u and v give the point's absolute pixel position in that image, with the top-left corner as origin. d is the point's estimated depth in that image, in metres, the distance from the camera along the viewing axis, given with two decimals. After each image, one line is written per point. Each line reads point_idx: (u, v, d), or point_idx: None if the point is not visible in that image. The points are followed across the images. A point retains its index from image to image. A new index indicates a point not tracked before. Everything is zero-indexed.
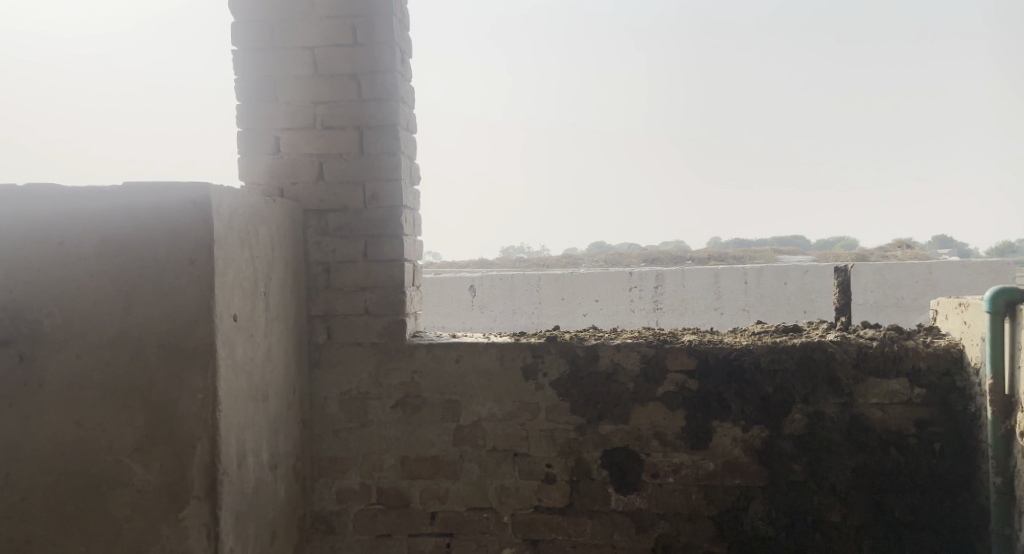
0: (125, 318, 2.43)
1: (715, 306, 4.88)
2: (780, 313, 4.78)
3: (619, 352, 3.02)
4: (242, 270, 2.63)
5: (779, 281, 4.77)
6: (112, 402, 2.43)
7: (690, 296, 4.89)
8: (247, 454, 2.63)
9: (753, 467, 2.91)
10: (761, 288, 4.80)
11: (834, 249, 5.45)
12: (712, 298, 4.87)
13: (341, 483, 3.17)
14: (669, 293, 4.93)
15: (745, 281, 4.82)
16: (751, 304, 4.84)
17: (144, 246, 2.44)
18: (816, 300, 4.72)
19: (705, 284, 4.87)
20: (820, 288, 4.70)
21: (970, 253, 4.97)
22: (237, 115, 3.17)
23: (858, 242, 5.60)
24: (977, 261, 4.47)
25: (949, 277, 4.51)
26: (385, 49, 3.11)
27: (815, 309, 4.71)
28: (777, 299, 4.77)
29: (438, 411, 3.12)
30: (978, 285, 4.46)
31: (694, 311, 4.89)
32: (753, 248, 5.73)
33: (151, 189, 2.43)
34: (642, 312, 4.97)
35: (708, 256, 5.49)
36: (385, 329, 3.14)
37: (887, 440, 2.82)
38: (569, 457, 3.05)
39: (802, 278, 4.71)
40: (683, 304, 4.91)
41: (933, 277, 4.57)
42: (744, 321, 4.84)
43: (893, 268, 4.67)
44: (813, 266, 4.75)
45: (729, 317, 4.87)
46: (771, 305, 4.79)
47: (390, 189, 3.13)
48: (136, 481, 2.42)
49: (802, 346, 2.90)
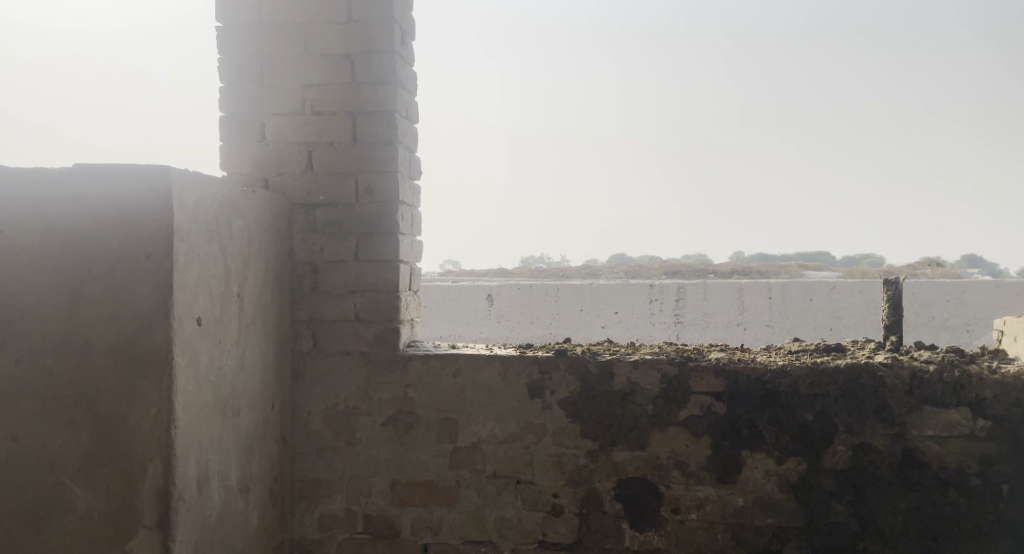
0: (71, 319, 2.12)
1: (738, 322, 4.52)
2: (803, 330, 4.42)
3: (637, 370, 2.67)
4: (210, 268, 2.31)
5: (805, 298, 4.41)
6: (52, 416, 2.11)
7: (713, 310, 4.53)
8: (210, 476, 2.31)
9: (788, 505, 2.56)
10: (786, 304, 4.42)
11: (860, 265, 5.05)
12: (735, 313, 4.50)
13: (325, 508, 2.85)
14: (690, 307, 4.55)
15: (770, 297, 4.45)
16: (775, 320, 4.46)
17: (95, 237, 2.13)
18: (842, 317, 4.36)
19: (728, 299, 4.51)
20: (848, 306, 4.34)
21: (1001, 273, 4.60)
22: (220, 98, 2.87)
23: (884, 259, 5.19)
24: (1012, 282, 4.02)
25: (979, 296, 4.05)
26: (382, 26, 2.80)
27: (840, 326, 4.37)
28: (803, 314, 4.40)
29: (433, 430, 2.79)
30: (1012, 306, 4.04)
31: (715, 327, 4.52)
32: (775, 263, 5.35)
33: (104, 173, 2.13)
34: (663, 325, 4.56)
35: (732, 268, 4.96)
36: (376, 338, 2.82)
37: (946, 479, 2.46)
38: (578, 487, 2.70)
39: (828, 295, 4.37)
40: (705, 319, 4.53)
41: (965, 296, 4.07)
42: (768, 338, 4.46)
43: (925, 286, 4.13)
44: (840, 282, 4.40)
45: (752, 333, 4.48)
46: (795, 321, 4.43)
47: (385, 182, 2.81)
48: (77, 508, 2.11)
49: (847, 368, 2.54)
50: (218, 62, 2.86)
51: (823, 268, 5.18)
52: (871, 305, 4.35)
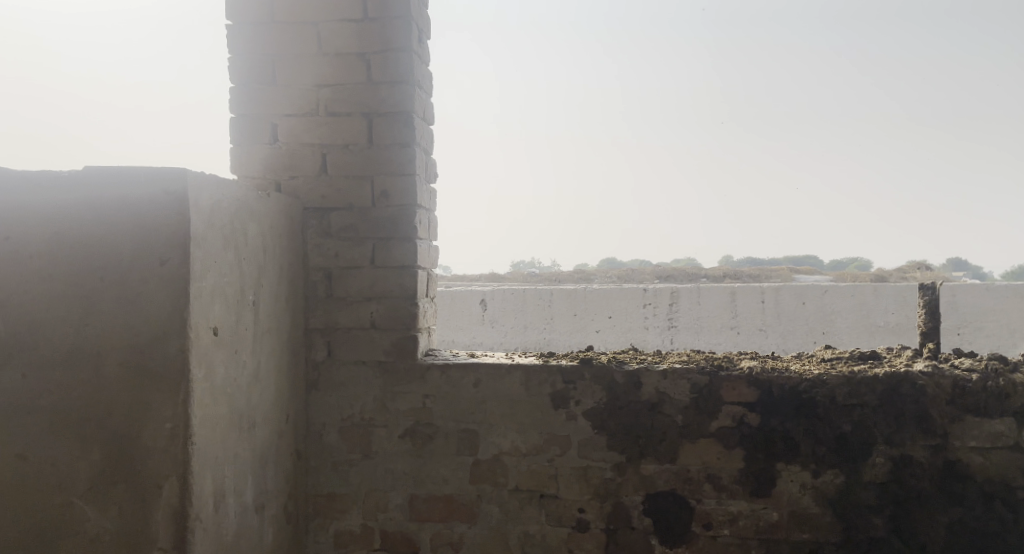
0: (82, 329, 2.01)
1: (731, 325, 4.36)
2: (797, 334, 4.24)
3: (666, 380, 2.58)
4: (225, 275, 2.20)
5: (797, 302, 4.22)
6: (62, 431, 2.00)
7: (706, 314, 4.36)
8: (227, 493, 2.20)
9: (825, 519, 2.47)
10: (778, 308, 4.24)
11: (849, 268, 4.98)
12: (728, 316, 4.35)
13: (340, 524, 2.74)
14: (683, 312, 4.37)
15: (763, 301, 4.28)
16: (769, 323, 4.29)
17: (106, 243, 2.02)
18: (836, 321, 4.16)
19: (721, 303, 4.35)
20: (841, 309, 4.15)
21: (987, 276, 4.48)
22: (230, 99, 2.77)
23: (870, 261, 5.10)
24: (1000, 284, 3.84)
25: (973, 300, 3.88)
26: (400, 24, 2.70)
27: (835, 330, 4.16)
28: (795, 318, 4.22)
29: (452, 443, 2.68)
30: (1004, 310, 3.84)
31: (708, 332, 4.36)
32: (767, 266, 5.27)
33: (117, 175, 2.02)
34: (656, 330, 4.40)
35: (725, 272, 4.92)
36: (394, 347, 2.71)
37: (990, 492, 2.38)
38: (605, 501, 2.60)
39: (821, 299, 4.16)
40: (699, 323, 4.36)
41: (954, 301, 3.91)
42: (761, 342, 4.31)
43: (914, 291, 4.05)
44: (833, 285, 4.18)
45: (746, 337, 4.33)
46: (788, 325, 4.25)
47: (402, 185, 2.71)
48: (89, 530, 1.99)
49: (886, 377, 2.46)
50: (228, 61, 2.76)
51: (814, 272, 5.11)
52: (866, 308, 4.11)
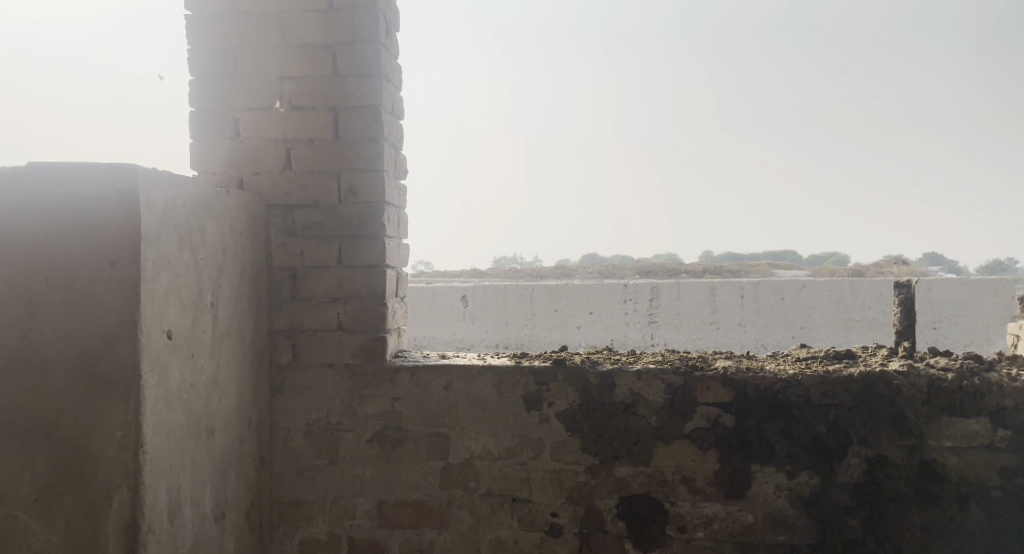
0: (26, 334, 1.92)
1: (711, 321, 4.30)
2: (776, 329, 4.19)
3: (640, 381, 2.52)
4: (181, 275, 2.12)
5: (775, 297, 4.18)
6: (4, 441, 1.91)
7: (686, 310, 4.30)
8: (183, 503, 2.12)
9: (801, 522, 2.43)
10: (756, 302, 4.20)
11: (827, 264, 4.95)
12: (708, 312, 4.29)
13: (306, 531, 2.66)
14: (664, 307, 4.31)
15: (742, 296, 4.23)
16: (747, 319, 4.24)
17: (52, 242, 1.93)
18: (812, 316, 4.13)
19: (700, 298, 4.30)
20: (819, 304, 4.13)
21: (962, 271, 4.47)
22: (190, 92, 2.68)
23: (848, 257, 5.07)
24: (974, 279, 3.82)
25: (946, 295, 3.87)
26: (366, 15, 2.62)
27: (812, 326, 4.14)
28: (774, 313, 4.17)
29: (422, 446, 2.61)
30: (978, 304, 3.82)
31: (688, 327, 4.29)
32: (747, 262, 5.23)
33: (64, 171, 1.93)
34: (637, 325, 4.34)
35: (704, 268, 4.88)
36: (362, 349, 2.64)
37: (966, 492, 2.35)
38: (578, 505, 2.55)
39: (799, 294, 4.13)
40: (679, 318, 4.30)
41: (931, 295, 3.89)
42: (741, 338, 4.24)
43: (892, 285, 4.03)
44: (810, 280, 4.16)
45: (726, 333, 4.26)
46: (767, 321, 4.20)
47: (369, 181, 2.63)
48: (34, 543, 1.90)
49: (862, 377, 2.42)
50: (188, 53, 2.67)
51: (793, 268, 5.07)
52: (843, 302, 4.11)
